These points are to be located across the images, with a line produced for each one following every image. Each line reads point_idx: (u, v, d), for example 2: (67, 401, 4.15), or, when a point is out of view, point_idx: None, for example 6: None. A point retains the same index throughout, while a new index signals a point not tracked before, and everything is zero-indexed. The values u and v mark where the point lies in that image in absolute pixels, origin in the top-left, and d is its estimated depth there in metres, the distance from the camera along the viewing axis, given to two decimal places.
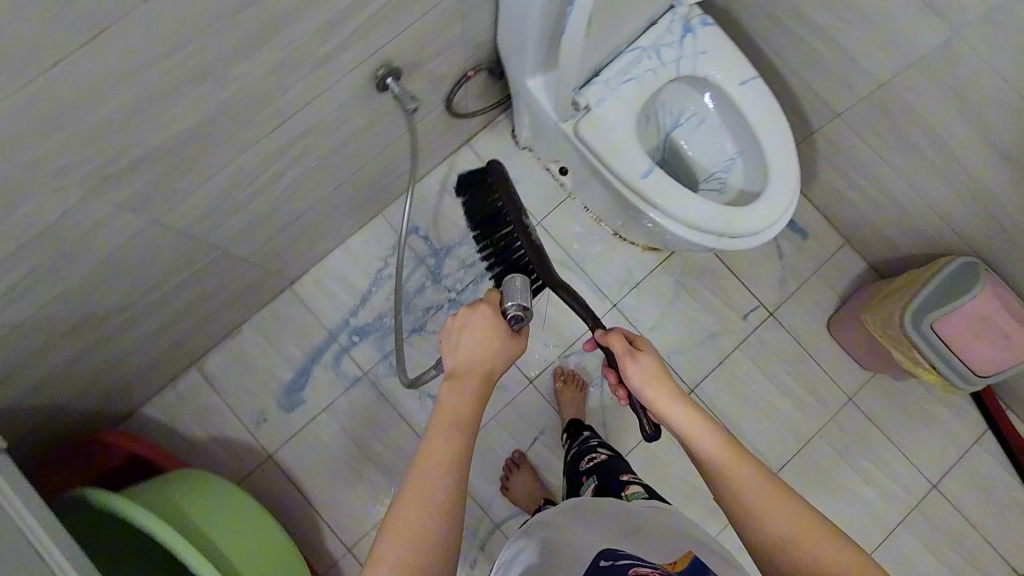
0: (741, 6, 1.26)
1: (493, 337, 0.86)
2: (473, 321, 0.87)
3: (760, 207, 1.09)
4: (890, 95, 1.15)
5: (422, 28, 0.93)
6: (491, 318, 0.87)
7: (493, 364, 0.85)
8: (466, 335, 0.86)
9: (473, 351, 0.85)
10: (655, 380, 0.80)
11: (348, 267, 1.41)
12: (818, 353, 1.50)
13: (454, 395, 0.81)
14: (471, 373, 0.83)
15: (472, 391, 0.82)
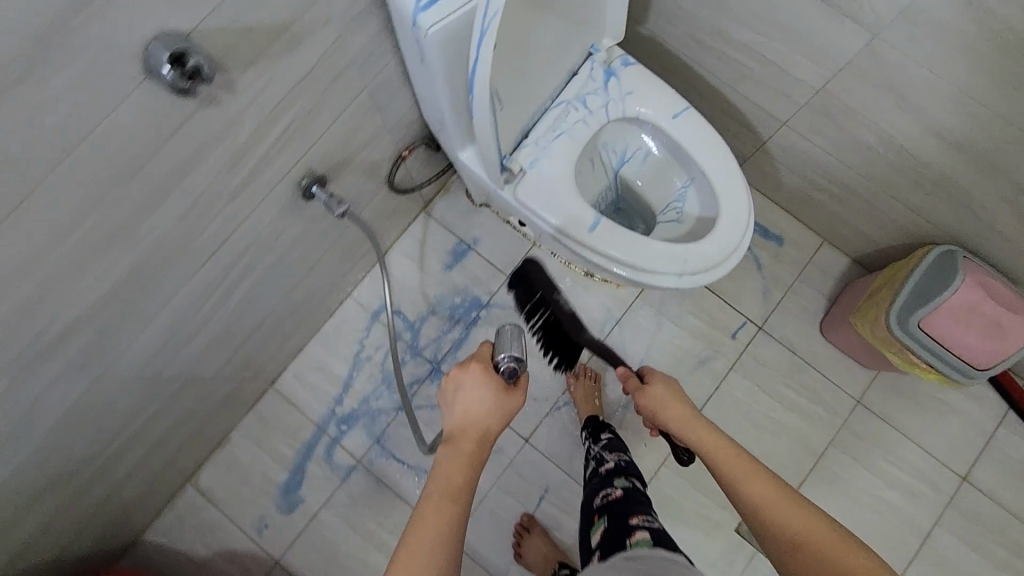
0: (665, 33, 1.25)
1: (489, 396, 0.84)
2: (468, 380, 0.85)
3: (713, 238, 1.09)
4: (828, 101, 1.12)
5: (336, 131, 0.94)
6: (486, 376, 0.85)
7: (491, 423, 0.82)
8: (461, 396, 0.84)
9: (468, 411, 0.83)
10: (667, 401, 0.98)
11: (327, 356, 1.48)
12: (815, 360, 1.47)
13: (453, 458, 0.77)
14: (469, 434, 0.80)
15: (471, 453, 0.78)
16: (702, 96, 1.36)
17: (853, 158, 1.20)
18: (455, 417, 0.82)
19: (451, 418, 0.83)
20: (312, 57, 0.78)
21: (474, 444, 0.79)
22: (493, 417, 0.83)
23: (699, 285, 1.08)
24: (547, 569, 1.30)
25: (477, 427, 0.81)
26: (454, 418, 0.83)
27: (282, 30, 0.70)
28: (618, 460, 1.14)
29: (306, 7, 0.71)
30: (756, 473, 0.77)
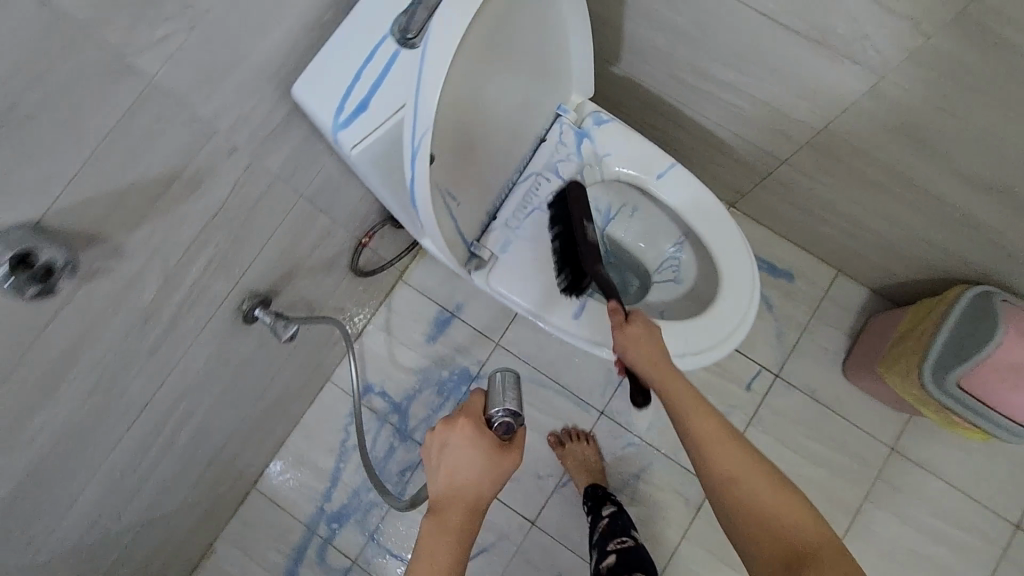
0: (643, 72, 1.11)
1: (480, 462, 0.73)
2: (455, 442, 0.74)
3: (717, 311, 0.97)
4: (832, 141, 0.98)
5: (271, 245, 0.83)
6: (475, 436, 0.73)
7: (482, 490, 0.73)
8: (448, 460, 0.73)
9: (455, 477, 0.72)
10: (650, 350, 0.76)
11: (310, 448, 1.37)
12: (841, 406, 1.34)
13: (439, 532, 0.70)
14: (457, 503, 0.72)
15: (460, 526, 0.71)
16: (689, 133, 1.23)
17: (864, 198, 1.06)
18: (441, 486, 0.72)
19: (436, 483, 0.73)
20: (222, 189, 0.66)
21: (463, 515, 0.71)
22: (485, 483, 0.73)
23: (704, 366, 0.96)
24: None
25: (467, 496, 0.72)
26: (440, 480, 0.74)
27: (172, 178, 0.58)
28: (623, 560, 1.06)
29: (199, 145, 0.59)
30: (735, 447, 0.70)
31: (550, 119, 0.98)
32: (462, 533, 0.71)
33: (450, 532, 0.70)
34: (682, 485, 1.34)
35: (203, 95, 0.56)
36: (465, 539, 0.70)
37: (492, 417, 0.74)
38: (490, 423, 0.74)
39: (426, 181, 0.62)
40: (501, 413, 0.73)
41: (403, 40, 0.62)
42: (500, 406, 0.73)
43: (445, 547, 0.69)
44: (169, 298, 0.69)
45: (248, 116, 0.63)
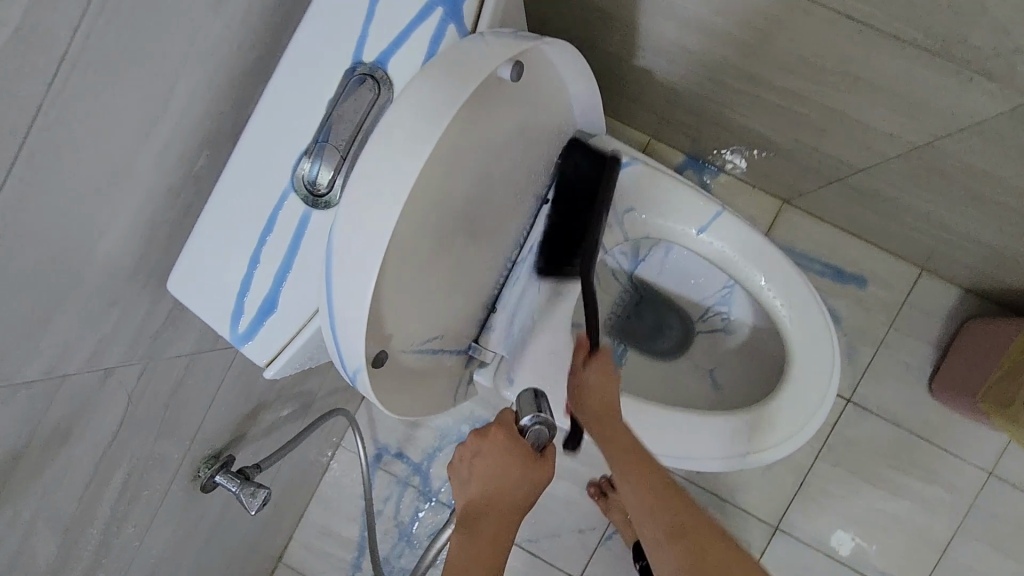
0: (668, 73, 0.86)
1: (513, 476, 0.59)
2: (484, 452, 0.59)
3: (789, 391, 0.79)
4: (934, 155, 0.73)
5: (222, 400, 0.67)
6: (507, 449, 0.58)
7: (516, 500, 0.60)
8: (477, 471, 0.60)
9: (488, 488, 0.59)
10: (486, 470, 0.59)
11: (331, 517, 1.27)
12: (927, 429, 1.14)
13: (470, 543, 0.60)
14: (490, 513, 0.60)
15: (492, 535, 0.60)
16: (732, 133, 0.97)
17: (976, 213, 0.82)
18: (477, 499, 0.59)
19: (465, 492, 0.61)
20: (116, 407, 0.49)
21: (496, 525, 0.60)
22: (518, 493, 0.60)
23: (775, 461, 0.80)
24: None
25: (501, 506, 0.60)
26: (472, 489, 0.61)
27: (24, 448, 0.41)
28: None
29: (50, 397, 0.41)
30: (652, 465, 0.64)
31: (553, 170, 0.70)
32: (495, 543, 0.60)
33: (480, 544, 0.60)
34: (741, 528, 1.19)
35: (26, 350, 0.37)
36: (497, 547, 0.60)
37: (525, 429, 0.58)
38: (522, 437, 0.58)
39: (366, 389, 0.49)
40: (533, 426, 0.57)
41: (311, 198, 0.45)
42: (530, 417, 0.57)
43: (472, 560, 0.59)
44: (89, 530, 0.54)
45: (117, 325, 0.44)
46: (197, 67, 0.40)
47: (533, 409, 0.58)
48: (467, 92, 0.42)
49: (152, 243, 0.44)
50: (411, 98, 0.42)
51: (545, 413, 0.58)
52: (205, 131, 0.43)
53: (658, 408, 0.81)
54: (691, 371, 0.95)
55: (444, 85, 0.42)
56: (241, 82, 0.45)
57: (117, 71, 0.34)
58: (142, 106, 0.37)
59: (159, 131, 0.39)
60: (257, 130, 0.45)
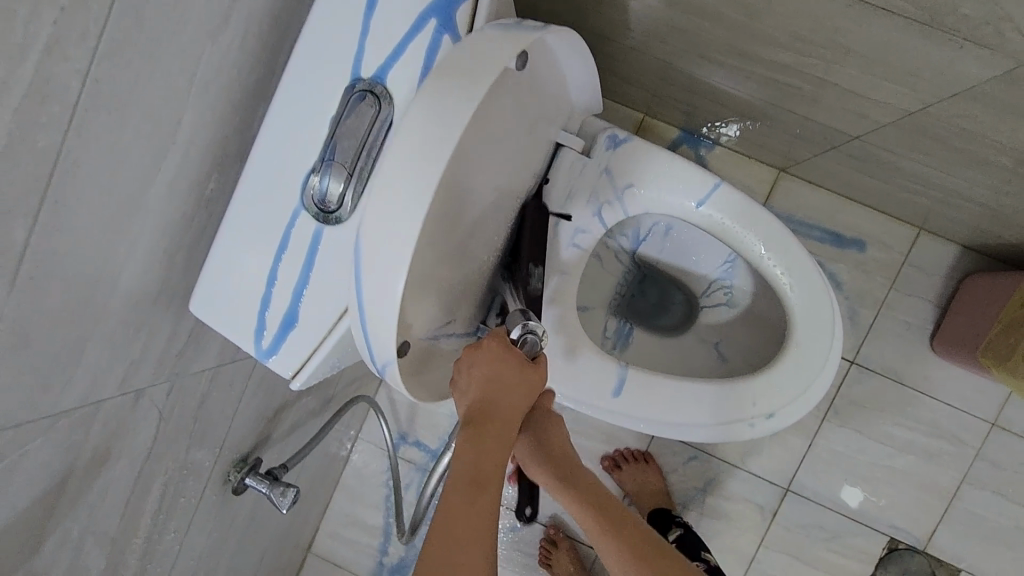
0: (659, 51, 0.86)
1: (516, 380, 0.59)
2: (483, 360, 0.58)
3: (794, 355, 0.81)
4: (928, 120, 0.74)
5: (246, 406, 0.69)
6: (507, 355, 0.59)
7: (522, 404, 0.59)
8: (477, 380, 0.58)
9: (489, 386, 0.58)
10: (488, 369, 0.58)
11: (356, 506, 1.31)
12: (931, 386, 1.17)
13: (478, 451, 0.56)
14: (496, 420, 0.57)
15: (500, 441, 0.57)
16: (727, 107, 0.97)
17: (972, 173, 0.82)
18: (479, 398, 0.57)
19: (463, 404, 0.58)
20: (148, 426, 0.51)
21: (503, 431, 0.58)
22: (522, 397, 0.59)
23: (782, 426, 0.82)
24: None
25: (506, 412, 0.58)
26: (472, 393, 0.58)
27: (68, 469, 0.43)
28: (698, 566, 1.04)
29: (87, 423, 0.43)
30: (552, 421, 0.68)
31: (552, 150, 0.70)
32: (503, 450, 0.57)
33: (490, 451, 0.56)
34: (753, 492, 1.22)
35: (63, 383, 0.39)
36: (504, 453, 0.57)
37: (522, 337, 0.60)
38: (517, 343, 0.59)
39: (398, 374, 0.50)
40: (529, 335, 0.60)
41: (321, 215, 0.46)
42: (523, 330, 0.60)
43: (479, 467, 0.56)
44: (132, 541, 0.57)
45: (143, 350, 0.45)
46: (201, 96, 0.40)
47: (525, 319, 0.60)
48: (489, 82, 0.44)
49: (172, 266, 0.45)
50: (440, 96, 0.43)
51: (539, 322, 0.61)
52: (213, 156, 0.44)
53: (665, 382, 0.83)
54: (697, 345, 0.96)
55: (463, 83, 0.43)
56: (244, 105, 0.45)
57: (128, 112, 0.35)
58: (156, 140, 0.38)
59: (171, 162, 0.40)
60: (263, 151, 0.46)
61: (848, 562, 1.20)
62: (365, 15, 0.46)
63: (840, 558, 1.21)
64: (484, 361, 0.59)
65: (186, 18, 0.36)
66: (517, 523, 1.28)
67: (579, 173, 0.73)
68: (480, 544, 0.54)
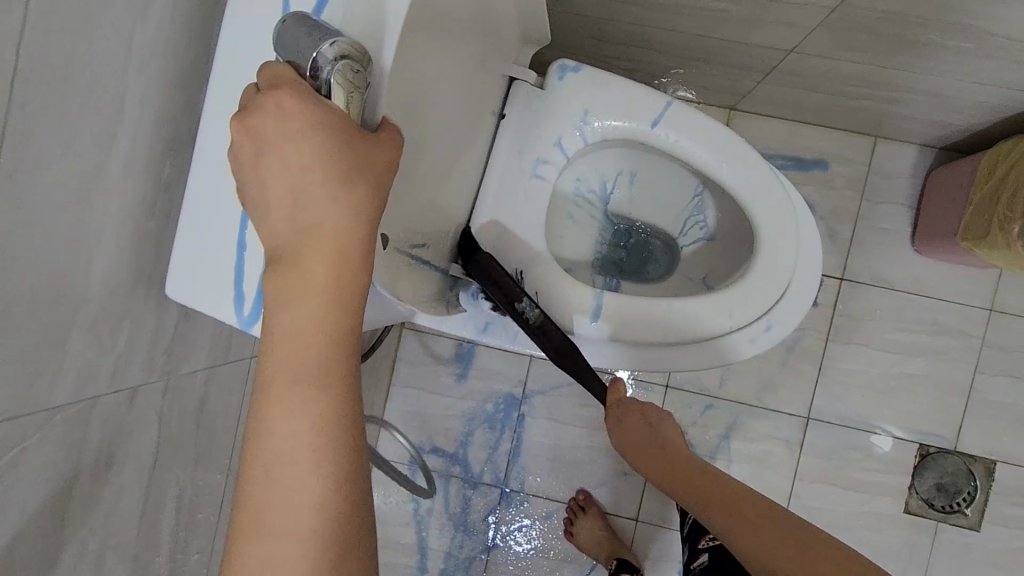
0: (589, 7, 0.89)
1: (340, 173, 0.37)
2: (269, 137, 0.36)
3: (749, 282, 0.82)
4: (853, 14, 0.77)
5: (250, 417, 0.69)
6: (320, 120, 0.37)
7: (365, 215, 0.38)
8: (275, 180, 0.37)
9: (289, 166, 0.36)
10: (283, 142, 0.36)
11: (385, 528, 1.29)
12: (923, 286, 1.19)
13: (298, 306, 0.38)
14: (321, 246, 0.37)
15: (334, 278, 0.38)
16: (665, 53, 1.00)
17: (909, 61, 0.85)
18: (279, 188, 0.37)
19: (264, 224, 0.38)
20: (149, 431, 0.51)
21: (340, 259, 0.38)
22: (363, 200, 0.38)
23: (799, 315, 0.84)
24: (603, 552, 1.20)
25: (335, 233, 0.37)
26: (274, 187, 0.37)
27: (73, 475, 0.43)
28: None
29: (84, 422, 0.43)
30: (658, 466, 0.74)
31: (506, 84, 0.76)
32: (346, 292, 0.38)
33: (321, 305, 0.38)
34: (777, 428, 1.22)
35: (52, 376, 0.39)
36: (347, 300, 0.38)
37: (317, 73, 0.39)
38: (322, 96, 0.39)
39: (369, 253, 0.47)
40: (329, 68, 0.38)
41: None
42: (318, 55, 0.39)
43: (307, 338, 0.38)
44: (155, 561, 0.56)
45: (129, 344, 0.46)
46: (139, 74, 0.41)
47: (315, 46, 0.39)
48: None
49: (142, 256, 0.46)
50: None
51: (335, 41, 0.39)
52: (162, 138, 0.45)
53: (675, 301, 0.81)
54: (687, 285, 0.96)
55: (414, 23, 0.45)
56: (186, 87, 0.46)
57: (68, 87, 0.36)
58: (101, 121, 0.39)
59: (120, 141, 0.41)
60: (213, 117, 0.46)
61: (884, 477, 1.20)
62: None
63: (875, 475, 1.20)
64: (273, 124, 0.36)
65: None
66: (550, 511, 1.27)
67: (533, 103, 0.77)
68: (331, 449, 0.38)
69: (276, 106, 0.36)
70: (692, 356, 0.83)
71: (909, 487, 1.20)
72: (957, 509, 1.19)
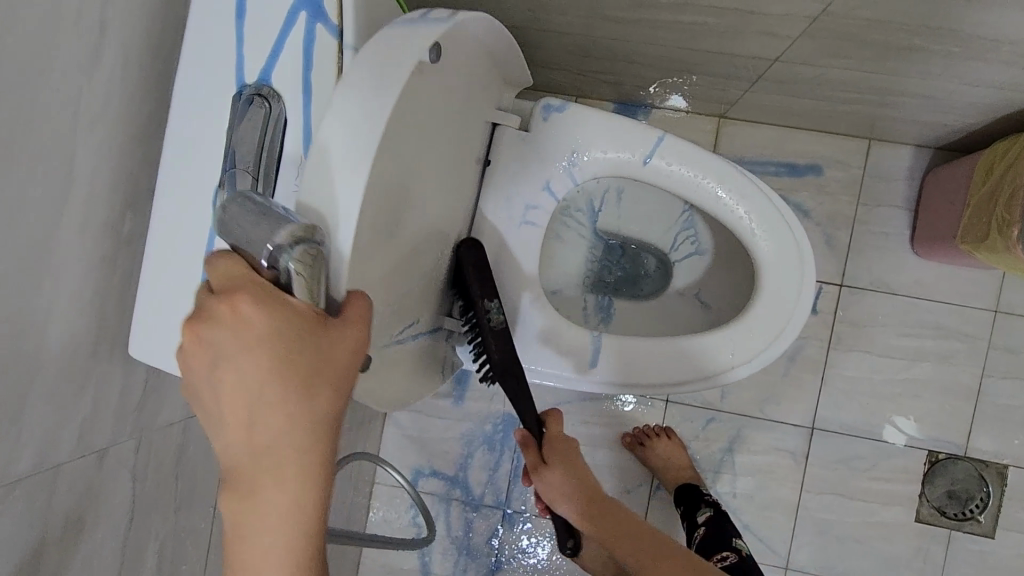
0: (567, 26, 0.88)
1: (295, 380, 0.38)
2: (224, 351, 0.37)
3: (750, 320, 0.80)
4: (836, 23, 0.75)
5: None
6: (276, 337, 0.37)
7: (328, 417, 0.40)
8: (231, 390, 0.37)
9: (246, 380, 0.37)
10: (238, 362, 0.37)
11: (388, 552, 1.27)
12: (925, 289, 1.16)
13: (261, 514, 0.39)
14: (284, 459, 0.38)
15: (299, 481, 0.39)
16: (650, 66, 0.98)
17: (897, 66, 0.84)
18: (236, 402, 0.37)
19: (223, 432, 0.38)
20: (123, 488, 0.49)
21: (302, 460, 0.39)
22: (325, 405, 0.39)
23: (805, 315, 0.81)
24: None
25: (298, 442, 0.39)
26: (230, 401, 0.38)
27: (39, 546, 0.41)
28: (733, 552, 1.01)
29: (49, 489, 0.42)
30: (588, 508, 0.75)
31: (490, 131, 0.74)
32: (311, 492, 0.40)
33: (285, 504, 0.39)
34: (781, 439, 1.20)
35: (11, 449, 0.38)
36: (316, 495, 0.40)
37: (274, 264, 0.38)
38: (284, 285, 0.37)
39: None
40: (286, 260, 0.37)
41: None
42: (272, 246, 0.37)
43: (279, 543, 0.39)
44: None
45: (94, 403, 0.45)
46: (89, 132, 0.40)
47: (269, 239, 0.37)
48: (398, 96, 0.46)
49: (104, 315, 0.45)
50: (336, 154, 0.44)
51: (287, 229, 0.37)
52: (118, 194, 0.44)
53: (672, 343, 0.81)
54: (679, 301, 0.95)
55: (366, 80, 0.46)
56: (141, 143, 0.46)
57: (13, 156, 0.35)
58: (51, 185, 0.38)
59: (72, 203, 0.40)
60: (170, 170, 0.47)
61: (894, 486, 1.17)
62: (237, 24, 0.47)
63: (884, 484, 1.18)
64: (229, 343, 0.37)
65: (54, 53, 0.36)
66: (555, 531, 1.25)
67: (519, 145, 0.77)
68: None
69: (229, 325, 0.37)
70: (700, 386, 0.82)
71: (920, 495, 1.17)
72: (971, 516, 1.15)
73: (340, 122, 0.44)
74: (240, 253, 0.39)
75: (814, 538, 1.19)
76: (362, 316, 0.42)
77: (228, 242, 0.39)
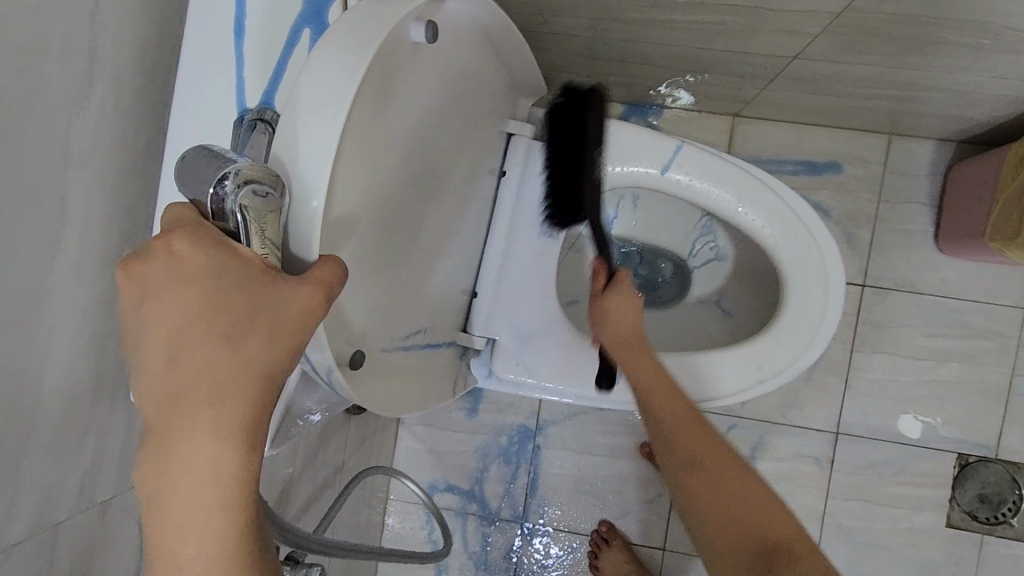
0: (575, 27, 0.84)
1: (233, 319, 0.35)
2: (154, 283, 0.34)
3: (777, 332, 0.77)
4: (861, 17, 0.71)
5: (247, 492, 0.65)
6: (216, 273, 0.35)
7: (263, 368, 0.36)
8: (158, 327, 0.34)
9: (175, 316, 0.34)
10: (167, 296, 0.34)
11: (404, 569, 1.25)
12: (950, 288, 1.13)
13: (182, 472, 0.33)
14: (204, 407, 0.34)
15: (229, 435, 0.34)
16: (661, 66, 0.95)
17: (923, 61, 0.80)
18: (162, 339, 0.34)
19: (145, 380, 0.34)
20: (129, 538, 0.47)
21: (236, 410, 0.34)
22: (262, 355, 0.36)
23: (834, 324, 0.78)
24: None
25: (224, 390, 0.34)
26: (157, 341, 0.34)
27: None
28: None
29: (51, 549, 0.39)
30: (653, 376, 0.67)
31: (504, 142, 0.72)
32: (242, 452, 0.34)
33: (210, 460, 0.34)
34: (804, 445, 1.16)
35: (6, 513, 0.35)
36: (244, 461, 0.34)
37: (220, 206, 0.36)
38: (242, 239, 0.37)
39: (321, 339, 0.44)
40: (230, 197, 0.36)
41: None
42: (216, 183, 0.36)
43: (203, 509, 0.33)
44: None
45: (96, 453, 0.42)
46: (80, 170, 0.38)
47: (215, 176, 0.36)
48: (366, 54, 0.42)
49: (105, 359, 0.42)
50: (304, 107, 0.41)
51: (237, 170, 0.36)
52: (114, 231, 0.41)
53: (692, 360, 0.78)
54: (698, 311, 0.92)
55: (347, 53, 0.42)
56: (137, 175, 0.43)
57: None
58: (42, 229, 0.35)
59: (66, 246, 0.37)
60: (171, 188, 0.44)
61: (922, 491, 1.14)
62: (237, 43, 0.46)
63: (913, 489, 1.14)
64: (160, 277, 0.34)
65: (41, 87, 0.34)
66: (574, 544, 1.22)
67: (536, 155, 0.74)
68: None
69: (165, 258, 0.35)
70: (723, 401, 0.79)
71: (950, 500, 1.13)
72: (1003, 521, 1.12)
73: (313, 81, 0.41)
74: (196, 204, 0.38)
75: (841, 546, 1.16)
76: (328, 281, 0.39)
77: (186, 194, 0.38)
